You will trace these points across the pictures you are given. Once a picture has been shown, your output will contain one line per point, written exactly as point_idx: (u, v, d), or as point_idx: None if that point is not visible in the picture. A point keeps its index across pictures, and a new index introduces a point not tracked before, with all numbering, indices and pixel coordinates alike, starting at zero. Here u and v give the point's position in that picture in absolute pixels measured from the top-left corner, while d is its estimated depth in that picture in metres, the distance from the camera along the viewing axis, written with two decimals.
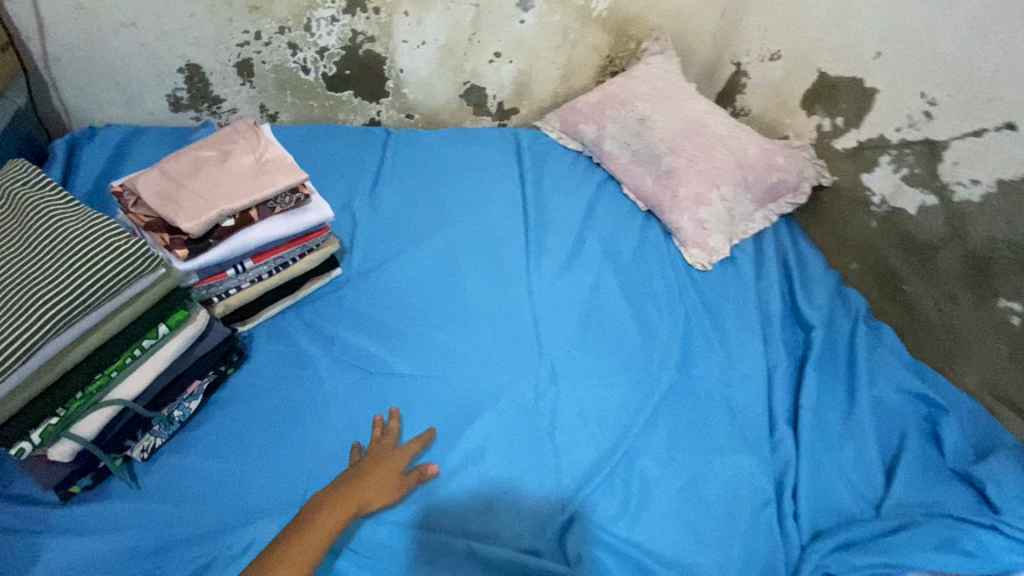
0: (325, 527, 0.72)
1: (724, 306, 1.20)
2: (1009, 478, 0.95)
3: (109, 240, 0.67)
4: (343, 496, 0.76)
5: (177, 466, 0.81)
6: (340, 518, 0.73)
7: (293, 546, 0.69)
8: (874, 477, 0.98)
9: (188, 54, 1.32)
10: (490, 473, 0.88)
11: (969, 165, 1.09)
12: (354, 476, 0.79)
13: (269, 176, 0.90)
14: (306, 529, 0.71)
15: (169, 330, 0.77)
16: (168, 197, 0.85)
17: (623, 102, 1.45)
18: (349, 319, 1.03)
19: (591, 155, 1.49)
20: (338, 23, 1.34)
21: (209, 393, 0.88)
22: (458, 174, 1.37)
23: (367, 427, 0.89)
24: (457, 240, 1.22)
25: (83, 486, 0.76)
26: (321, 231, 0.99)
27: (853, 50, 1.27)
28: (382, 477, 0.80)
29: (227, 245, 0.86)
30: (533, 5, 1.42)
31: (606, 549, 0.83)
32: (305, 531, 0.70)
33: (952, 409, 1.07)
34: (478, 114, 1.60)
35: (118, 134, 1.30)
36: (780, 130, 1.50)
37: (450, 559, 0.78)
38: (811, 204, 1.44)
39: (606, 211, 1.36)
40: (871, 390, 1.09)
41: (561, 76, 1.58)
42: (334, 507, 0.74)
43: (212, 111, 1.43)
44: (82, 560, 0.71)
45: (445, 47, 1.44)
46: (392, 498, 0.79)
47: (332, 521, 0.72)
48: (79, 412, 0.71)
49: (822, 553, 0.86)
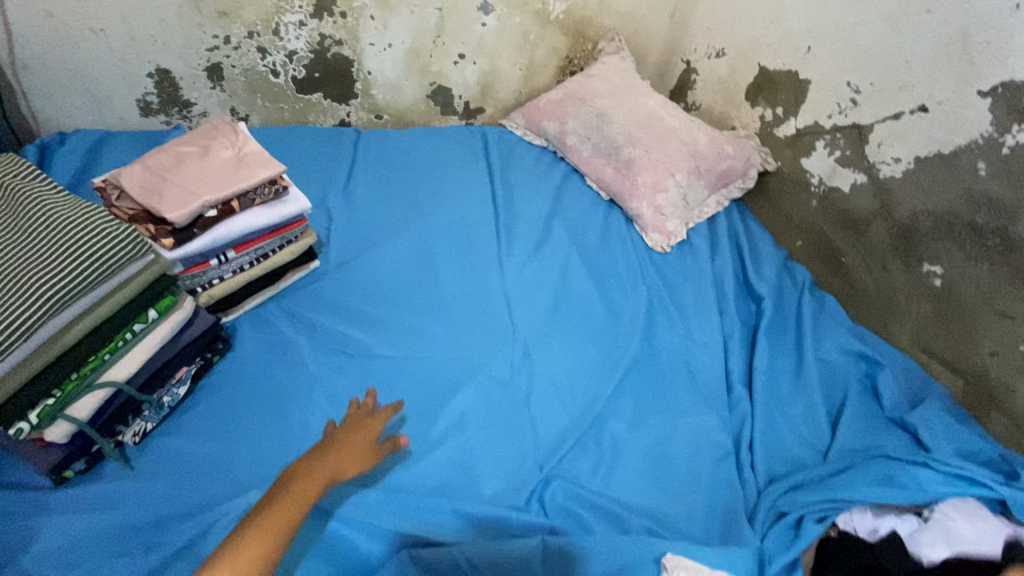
0: (299, 497, 0.67)
1: (683, 283, 1.29)
2: (939, 422, 1.05)
3: (102, 225, 0.75)
4: (317, 466, 0.71)
5: (169, 447, 0.84)
6: (314, 488, 0.69)
7: (263, 515, 0.64)
8: (822, 428, 1.08)
9: (157, 59, 1.35)
10: (471, 441, 0.94)
11: (892, 145, 1.21)
12: (328, 447, 0.76)
13: (248, 169, 0.96)
14: (278, 498, 0.65)
15: (158, 314, 0.83)
16: (152, 189, 0.90)
17: (582, 99, 1.54)
18: (330, 307, 1.07)
19: (555, 150, 1.57)
20: (306, 27, 1.39)
21: (196, 379, 0.92)
22: (428, 170, 1.43)
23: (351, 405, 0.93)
24: (430, 231, 1.27)
25: (77, 470, 0.80)
26: (299, 223, 1.04)
27: (787, 46, 1.39)
28: (356, 448, 0.77)
29: (209, 234, 0.91)
30: (494, 9, 1.50)
31: (582, 503, 0.89)
32: (282, 497, 0.66)
33: (889, 366, 1.18)
34: (446, 113, 1.66)
35: (89, 138, 1.32)
36: (728, 121, 1.61)
37: (436, 519, 0.84)
38: (760, 189, 1.55)
39: (571, 201, 1.44)
40: (817, 352, 1.19)
41: (523, 76, 1.66)
42: (307, 476, 0.69)
43: (182, 115, 1.46)
44: (79, 536, 0.74)
45: (410, 49, 1.50)
46: (365, 467, 0.77)
47: (306, 489, 0.68)
48: (74, 393, 0.76)
49: (777, 495, 0.94)
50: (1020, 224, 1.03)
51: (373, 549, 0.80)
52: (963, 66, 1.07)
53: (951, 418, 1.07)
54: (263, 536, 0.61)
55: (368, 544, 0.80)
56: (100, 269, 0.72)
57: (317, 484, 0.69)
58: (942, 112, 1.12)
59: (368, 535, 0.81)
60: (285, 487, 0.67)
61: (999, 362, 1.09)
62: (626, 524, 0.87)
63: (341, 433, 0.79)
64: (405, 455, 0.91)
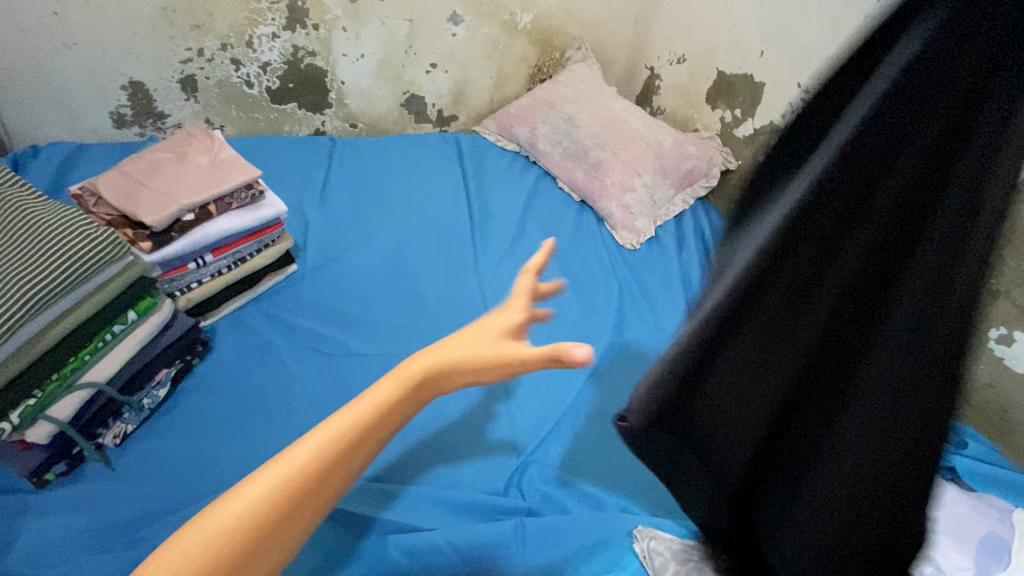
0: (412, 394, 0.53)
1: (651, 278, 1.34)
2: None
3: (82, 229, 0.77)
4: (397, 387, 0.53)
5: (149, 448, 0.85)
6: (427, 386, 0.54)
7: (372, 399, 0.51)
8: None
9: (130, 72, 1.36)
10: (451, 433, 0.97)
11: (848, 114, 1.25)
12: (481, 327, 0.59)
13: (224, 174, 0.98)
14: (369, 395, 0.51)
15: (138, 316, 0.86)
16: (129, 195, 0.92)
17: (551, 105, 1.60)
18: (308, 310, 1.09)
19: (526, 154, 1.62)
20: (279, 38, 1.42)
21: (175, 382, 0.93)
22: (404, 176, 1.46)
23: (331, 404, 0.94)
24: (405, 234, 1.31)
25: (57, 473, 0.81)
26: (276, 226, 1.06)
27: (742, 51, 1.47)
28: (476, 361, 0.56)
29: (188, 237, 0.94)
30: (463, 19, 1.56)
31: (559, 487, 0.92)
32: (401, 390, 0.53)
33: None
34: (420, 121, 1.71)
35: (62, 151, 1.33)
36: (692, 124, 1.69)
37: (420, 508, 0.86)
38: (723, 188, 1.62)
39: (543, 202, 1.49)
40: None
41: (494, 84, 1.71)
42: (380, 404, 0.51)
43: (156, 127, 1.47)
44: (58, 536, 0.75)
45: (383, 60, 1.55)
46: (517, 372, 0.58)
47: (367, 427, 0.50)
48: (54, 394, 0.78)
49: None
50: None
51: (357, 537, 0.82)
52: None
53: None
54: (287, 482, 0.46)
55: (354, 535, 0.82)
56: (76, 271, 0.75)
57: (389, 421, 0.52)
58: None
59: (353, 525, 0.83)
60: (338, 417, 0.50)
61: None
62: (598, 504, 0.90)
63: (459, 345, 0.57)
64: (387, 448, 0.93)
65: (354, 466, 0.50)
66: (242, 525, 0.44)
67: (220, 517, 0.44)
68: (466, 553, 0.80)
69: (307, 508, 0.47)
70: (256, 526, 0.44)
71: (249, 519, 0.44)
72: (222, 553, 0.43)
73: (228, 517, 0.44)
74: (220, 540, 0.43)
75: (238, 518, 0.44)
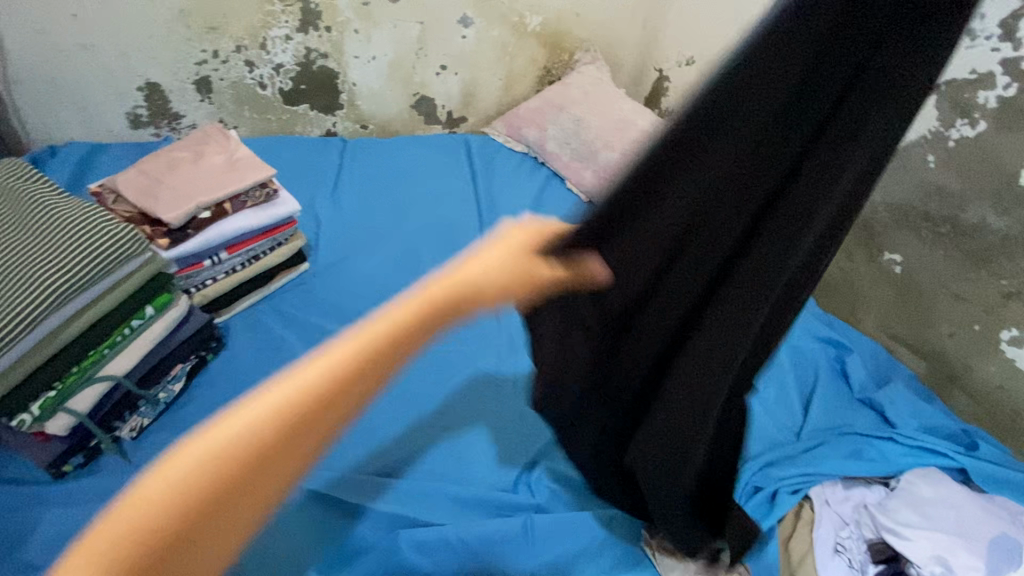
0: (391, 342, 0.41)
1: None
2: (903, 400, 1.10)
3: (103, 225, 0.79)
4: (386, 323, 0.41)
5: (164, 441, 0.87)
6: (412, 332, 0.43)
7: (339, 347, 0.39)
8: (795, 407, 1.11)
9: (146, 73, 1.38)
10: (460, 430, 0.97)
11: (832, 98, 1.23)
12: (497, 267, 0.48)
13: (239, 173, 1.00)
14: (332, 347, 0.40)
15: (154, 311, 0.87)
16: (148, 192, 0.94)
17: (560, 106, 1.61)
18: (319, 307, 1.10)
19: (535, 155, 1.63)
20: (292, 40, 1.44)
21: (190, 377, 0.95)
22: (413, 177, 1.47)
23: None
24: (414, 234, 1.32)
25: (75, 465, 0.82)
26: (290, 225, 1.08)
27: None
28: (484, 282, 0.46)
29: (203, 235, 0.95)
30: (473, 22, 1.57)
31: (567, 484, 0.93)
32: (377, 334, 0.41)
33: (855, 349, 1.20)
34: (430, 122, 1.72)
35: (80, 151, 1.35)
36: None
37: (430, 503, 0.87)
38: None
39: (552, 203, 1.49)
40: (789, 340, 1.20)
41: (503, 86, 1.72)
42: (344, 358, 0.39)
43: (171, 127, 1.49)
44: (77, 526, 0.76)
45: (393, 62, 1.56)
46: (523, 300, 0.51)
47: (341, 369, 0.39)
48: (74, 386, 0.80)
49: (754, 471, 0.99)
50: (967, 210, 1.10)
51: (368, 531, 0.83)
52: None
53: (914, 395, 1.12)
54: (249, 432, 0.35)
55: (364, 528, 0.83)
56: (93, 269, 0.76)
57: (365, 364, 0.40)
58: None
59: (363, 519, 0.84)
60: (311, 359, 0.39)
61: (956, 341, 1.18)
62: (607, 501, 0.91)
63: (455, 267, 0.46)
64: (397, 445, 0.94)
65: (332, 419, 0.38)
66: (188, 491, 0.34)
67: (158, 481, 0.34)
68: (476, 548, 0.81)
69: (279, 466, 0.37)
70: (212, 487, 0.34)
71: (203, 478, 0.34)
72: (172, 523, 0.34)
73: (173, 482, 0.34)
74: (166, 512, 0.33)
75: (195, 481, 0.34)
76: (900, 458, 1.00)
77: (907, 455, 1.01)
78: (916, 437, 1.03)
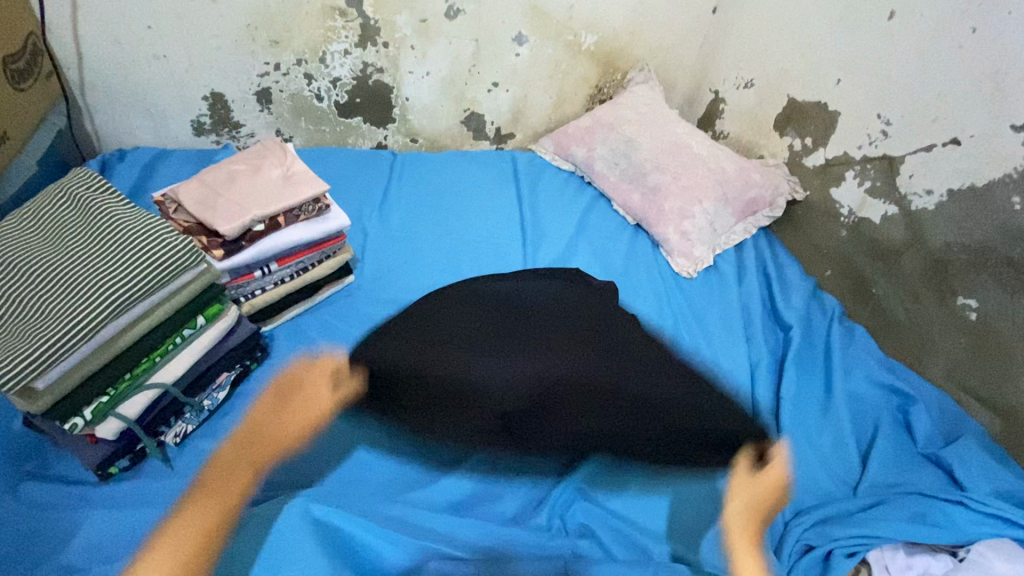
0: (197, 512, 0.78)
1: (710, 309, 1.23)
2: (975, 459, 0.99)
3: (161, 235, 0.85)
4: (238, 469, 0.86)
5: (206, 449, 0.91)
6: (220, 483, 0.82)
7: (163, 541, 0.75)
8: (851, 460, 1.02)
9: (211, 83, 1.40)
10: (494, 460, 0.96)
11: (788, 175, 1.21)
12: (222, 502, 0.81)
13: (295, 187, 1.03)
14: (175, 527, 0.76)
15: (206, 321, 0.92)
16: (207, 204, 0.97)
17: (612, 126, 1.47)
18: (362, 322, 1.11)
19: (584, 175, 1.50)
20: (350, 55, 1.41)
21: (234, 385, 0.99)
22: (459, 192, 1.42)
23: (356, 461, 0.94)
24: (457, 248, 1.29)
25: (121, 467, 0.87)
26: (338, 239, 1.10)
27: (816, 78, 1.31)
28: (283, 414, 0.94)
29: (257, 247, 0.98)
30: (528, 39, 1.47)
31: (600, 525, 0.90)
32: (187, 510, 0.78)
33: (922, 399, 1.10)
34: (478, 138, 1.64)
35: (146, 156, 1.41)
36: (756, 151, 1.52)
37: (461, 531, 0.85)
38: (786, 216, 1.46)
39: (600, 222, 1.39)
40: (847, 385, 1.11)
41: (553, 104, 1.61)
42: (191, 536, 0.75)
43: (231, 135, 1.51)
44: (116, 534, 0.80)
45: (447, 77, 1.50)
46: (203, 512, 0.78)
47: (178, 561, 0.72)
48: (125, 393, 0.84)
49: (804, 527, 0.92)
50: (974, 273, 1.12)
51: (393, 556, 0.80)
52: (927, 32, 1.08)
53: (989, 456, 1.00)
54: (218, 508, 0.80)
55: (389, 551, 0.80)
56: (141, 278, 0.80)
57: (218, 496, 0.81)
58: (974, 146, 1.04)
59: (384, 542, 0.80)
60: (193, 500, 0.80)
61: None
62: (641, 549, 0.87)
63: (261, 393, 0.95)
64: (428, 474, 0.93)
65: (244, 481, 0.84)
66: None
67: None
68: None
69: (210, 532, 0.76)
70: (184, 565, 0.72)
71: None
72: None
73: (178, 544, 0.74)
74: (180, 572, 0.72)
75: None
76: (974, 527, 0.90)
77: (983, 525, 0.90)
78: (1007, 511, 0.90)
